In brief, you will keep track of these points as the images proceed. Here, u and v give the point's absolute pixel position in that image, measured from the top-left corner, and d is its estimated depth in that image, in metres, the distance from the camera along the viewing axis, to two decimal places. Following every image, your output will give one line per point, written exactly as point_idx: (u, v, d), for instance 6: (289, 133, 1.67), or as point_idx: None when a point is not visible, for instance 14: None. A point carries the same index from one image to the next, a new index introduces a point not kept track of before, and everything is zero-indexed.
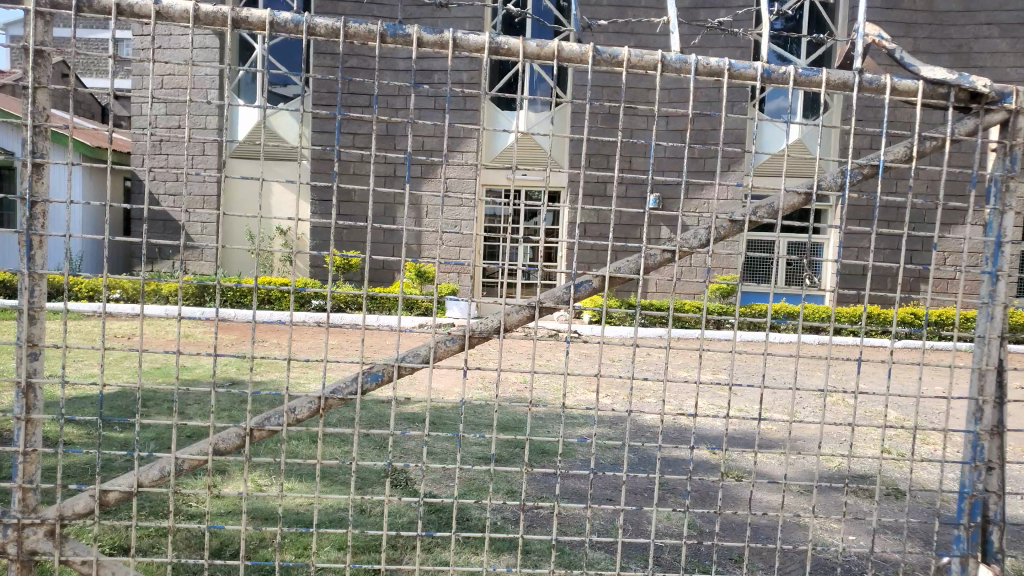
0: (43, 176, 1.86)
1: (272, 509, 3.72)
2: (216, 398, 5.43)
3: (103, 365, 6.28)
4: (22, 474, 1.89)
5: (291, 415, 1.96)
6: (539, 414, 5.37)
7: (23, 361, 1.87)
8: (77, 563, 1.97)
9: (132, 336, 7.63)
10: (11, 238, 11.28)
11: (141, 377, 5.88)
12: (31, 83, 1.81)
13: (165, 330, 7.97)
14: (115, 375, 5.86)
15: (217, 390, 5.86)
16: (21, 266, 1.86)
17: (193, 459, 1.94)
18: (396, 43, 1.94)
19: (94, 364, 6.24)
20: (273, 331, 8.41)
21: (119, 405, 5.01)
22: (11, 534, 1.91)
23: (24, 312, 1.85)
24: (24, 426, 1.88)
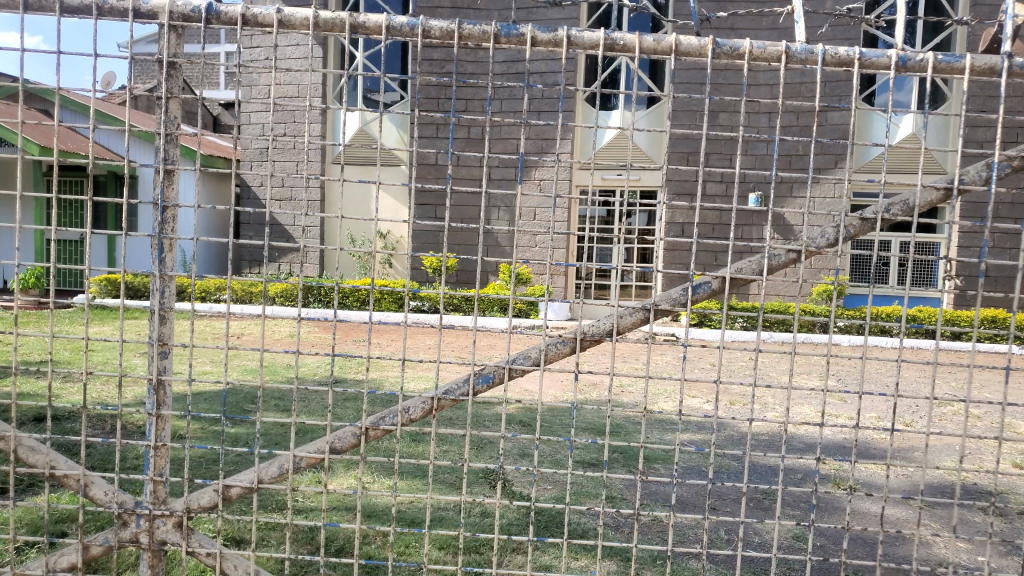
0: (174, 182, 1.94)
1: (375, 508, 3.81)
2: (320, 396, 5.61)
3: (216, 363, 6.59)
4: (153, 467, 1.97)
5: (404, 415, 1.97)
6: (638, 419, 5.28)
7: (154, 360, 1.95)
8: (203, 555, 2.03)
9: (243, 335, 8.00)
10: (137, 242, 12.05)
11: (251, 374, 6.15)
12: (164, 93, 1.90)
13: (273, 329, 8.31)
14: (230, 373, 6.15)
15: (321, 388, 6.06)
16: (153, 269, 1.94)
17: (311, 457, 1.97)
18: (510, 44, 1.92)
19: (208, 362, 6.56)
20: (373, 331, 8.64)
21: (234, 402, 5.26)
22: (144, 525, 1.99)
23: (155, 312, 1.93)
24: (155, 421, 1.97)
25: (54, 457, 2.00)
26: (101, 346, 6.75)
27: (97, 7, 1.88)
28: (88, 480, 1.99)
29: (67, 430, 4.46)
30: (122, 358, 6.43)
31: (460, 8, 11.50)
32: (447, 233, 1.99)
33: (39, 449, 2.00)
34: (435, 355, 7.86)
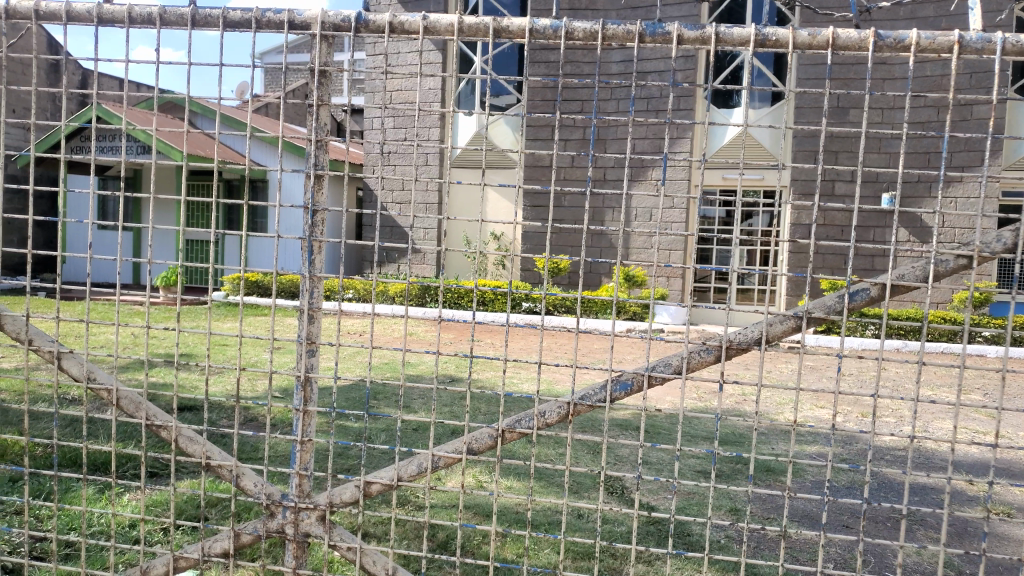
0: (323, 187, 2.02)
1: (493, 507, 3.85)
2: (437, 395, 5.72)
3: (338, 360, 6.85)
4: (298, 461, 2.04)
5: (540, 419, 1.94)
6: (761, 429, 5.10)
7: (303, 357, 2.03)
8: (344, 549, 2.07)
9: (367, 333, 8.30)
10: (264, 244, 12.68)
11: (371, 371, 6.36)
12: (316, 100, 1.98)
13: (393, 328, 8.61)
14: (355, 370, 6.40)
15: (438, 387, 6.20)
16: (303, 270, 2.03)
17: (449, 457, 1.99)
18: (654, 43, 1.88)
19: (332, 359, 6.83)
20: (488, 332, 8.77)
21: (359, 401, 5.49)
22: (289, 516, 2.06)
23: (305, 312, 2.02)
24: (302, 416, 2.04)
25: (211, 448, 2.10)
26: (235, 341, 7.17)
27: (257, 20, 1.98)
28: (240, 471, 2.07)
29: (211, 421, 4.76)
30: (257, 353, 6.81)
31: (577, 9, 11.78)
32: (560, 241, 1.95)
33: (196, 439, 2.10)
34: (548, 356, 7.88)
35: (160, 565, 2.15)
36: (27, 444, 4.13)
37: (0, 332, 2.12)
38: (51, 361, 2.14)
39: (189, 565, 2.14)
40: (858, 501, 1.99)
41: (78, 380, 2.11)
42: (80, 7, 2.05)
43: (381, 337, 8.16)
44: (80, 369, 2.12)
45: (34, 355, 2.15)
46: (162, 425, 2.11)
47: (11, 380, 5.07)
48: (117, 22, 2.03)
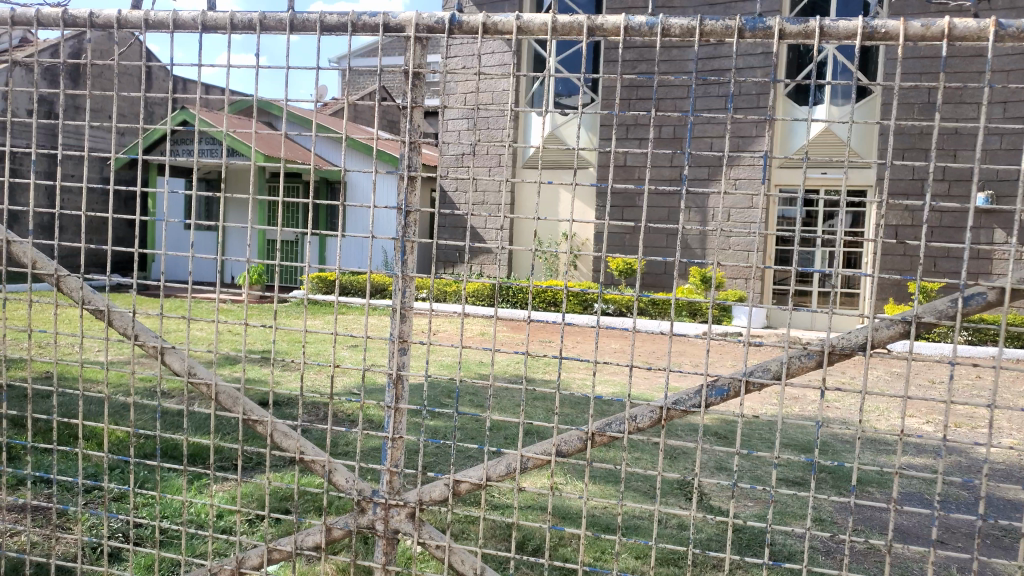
0: (416, 188, 2.05)
1: (569, 509, 3.84)
2: (509, 394, 5.76)
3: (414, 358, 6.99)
4: (390, 458, 2.06)
5: (632, 422, 1.91)
6: (845, 437, 4.96)
7: (395, 355, 2.05)
8: (433, 547, 2.07)
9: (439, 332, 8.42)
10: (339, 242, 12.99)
11: (444, 369, 6.46)
12: (409, 103, 2.00)
13: (465, 327, 8.74)
14: (429, 368, 6.51)
15: (510, 386, 6.25)
16: (396, 270, 2.05)
17: (539, 458, 1.98)
18: (755, 38, 1.82)
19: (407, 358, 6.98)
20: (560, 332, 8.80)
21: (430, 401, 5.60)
22: (380, 513, 2.08)
23: (397, 311, 2.05)
24: (393, 413, 2.07)
25: (304, 443, 2.14)
26: (312, 338, 7.37)
27: (352, 24, 2.01)
28: (333, 466, 2.11)
29: (292, 415, 4.91)
30: (336, 350, 7.00)
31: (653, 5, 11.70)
32: (633, 243, 1.90)
33: (291, 434, 2.16)
34: (619, 358, 7.84)
35: (255, 556, 2.20)
36: (124, 433, 4.34)
37: (109, 327, 2.21)
38: (155, 356, 2.22)
39: (284, 557, 2.18)
40: (975, 517, 1.82)
41: (180, 374, 2.19)
42: (186, 15, 2.12)
43: (453, 335, 8.28)
44: (181, 364, 2.20)
45: (140, 349, 2.24)
46: (258, 420, 2.15)
47: (109, 372, 5.35)
48: (219, 28, 2.10)
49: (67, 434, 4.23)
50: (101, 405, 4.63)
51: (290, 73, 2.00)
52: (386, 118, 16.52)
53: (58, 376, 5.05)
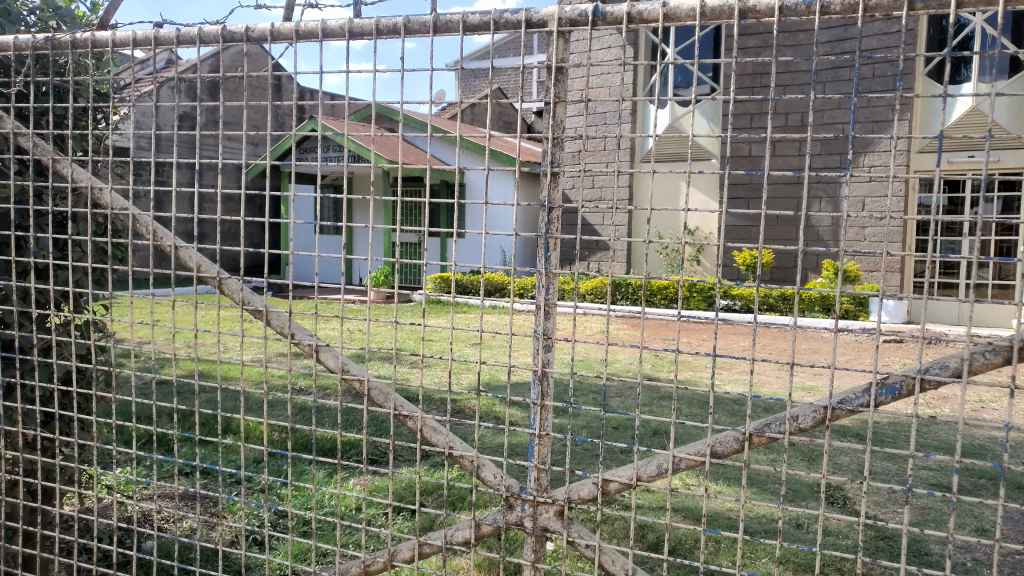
0: (558, 184, 2.03)
1: (702, 511, 3.74)
2: (639, 393, 6.08)
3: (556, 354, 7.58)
4: (537, 455, 2.06)
5: (793, 423, 1.82)
6: (1006, 442, 4.92)
7: (540, 353, 2.04)
8: (583, 546, 2.05)
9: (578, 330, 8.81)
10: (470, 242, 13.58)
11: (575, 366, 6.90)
12: (552, 99, 1.98)
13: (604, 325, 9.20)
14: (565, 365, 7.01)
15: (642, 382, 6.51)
16: (539, 267, 2.04)
17: (692, 459, 1.91)
18: (926, 9, 1.69)
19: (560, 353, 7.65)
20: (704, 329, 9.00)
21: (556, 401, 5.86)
22: (528, 510, 2.08)
23: (541, 308, 2.04)
24: (540, 410, 2.06)
25: (453, 438, 2.18)
26: (437, 335, 7.65)
27: (495, 22, 2.03)
28: (481, 462, 2.12)
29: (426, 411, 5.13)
30: (459, 349, 7.26)
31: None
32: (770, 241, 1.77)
33: (440, 429, 2.20)
34: (768, 353, 8.28)
35: (406, 550, 2.24)
36: (269, 426, 4.60)
37: (268, 327, 2.33)
38: (311, 354, 2.32)
39: (433, 551, 2.21)
40: None
41: (335, 371, 2.28)
42: (334, 23, 2.20)
43: (583, 333, 8.61)
44: (336, 361, 2.29)
45: (296, 348, 2.35)
46: (409, 415, 2.22)
47: (255, 369, 5.72)
48: (365, 35, 2.17)
49: (219, 427, 4.52)
50: (247, 400, 4.93)
51: (429, 71, 2.03)
52: (500, 120, 16.75)
53: (209, 372, 5.43)
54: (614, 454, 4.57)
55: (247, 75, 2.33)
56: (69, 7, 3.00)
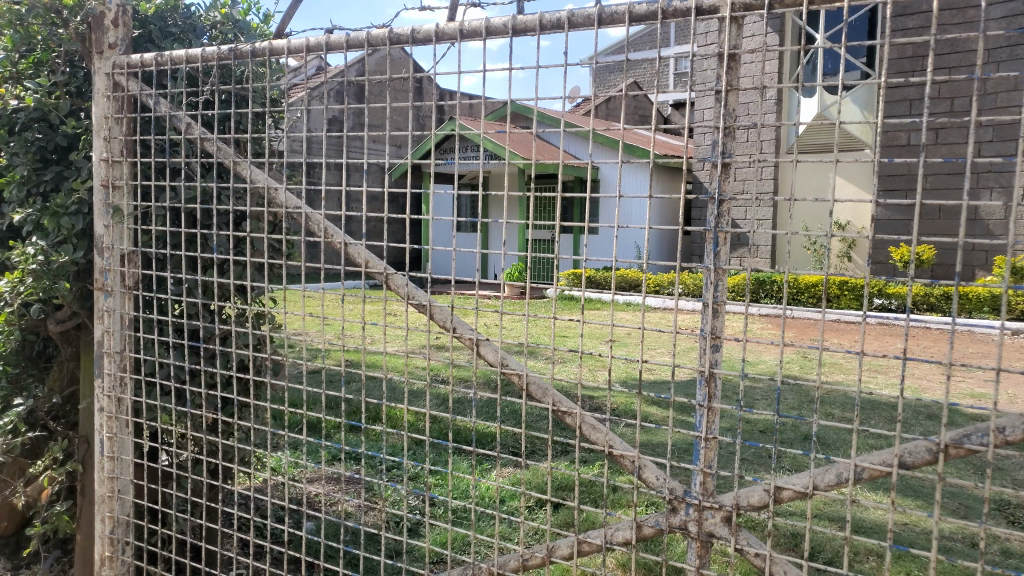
0: (730, 175, 1.95)
1: (864, 523, 3.59)
2: (787, 394, 6.24)
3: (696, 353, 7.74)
4: (703, 459, 1.98)
5: (998, 435, 1.64)
6: None
7: (707, 352, 1.97)
8: (752, 555, 1.96)
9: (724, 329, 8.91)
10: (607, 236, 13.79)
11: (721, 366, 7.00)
12: (724, 86, 1.91)
13: (753, 325, 9.19)
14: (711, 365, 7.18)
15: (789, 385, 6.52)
16: (707, 263, 1.97)
17: (876, 470, 1.78)
18: None
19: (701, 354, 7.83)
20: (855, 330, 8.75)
21: (686, 410, 6.03)
22: (693, 514, 2.02)
23: (709, 306, 1.96)
24: (706, 413, 1.98)
25: (613, 437, 2.14)
26: (572, 330, 7.78)
27: (663, 11, 2.00)
28: (643, 463, 2.08)
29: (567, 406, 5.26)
30: (591, 345, 7.33)
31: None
32: (965, 239, 1.62)
33: (600, 428, 2.17)
34: (935, 354, 7.82)
35: (564, 546, 2.23)
36: (414, 416, 4.78)
37: (431, 321, 2.40)
38: (471, 348, 2.36)
39: (593, 550, 2.19)
40: None
41: (494, 365, 2.31)
42: (497, 21, 2.23)
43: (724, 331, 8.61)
44: (495, 356, 2.32)
45: (458, 342, 2.39)
46: (568, 412, 2.20)
47: (399, 360, 6.00)
48: (529, 31, 2.18)
49: (367, 415, 4.73)
50: (395, 390, 5.17)
51: (591, 64, 2.01)
52: (634, 114, 16.69)
53: (357, 363, 5.73)
54: (761, 457, 4.71)
55: (405, 77, 2.39)
56: (243, 17, 3.19)
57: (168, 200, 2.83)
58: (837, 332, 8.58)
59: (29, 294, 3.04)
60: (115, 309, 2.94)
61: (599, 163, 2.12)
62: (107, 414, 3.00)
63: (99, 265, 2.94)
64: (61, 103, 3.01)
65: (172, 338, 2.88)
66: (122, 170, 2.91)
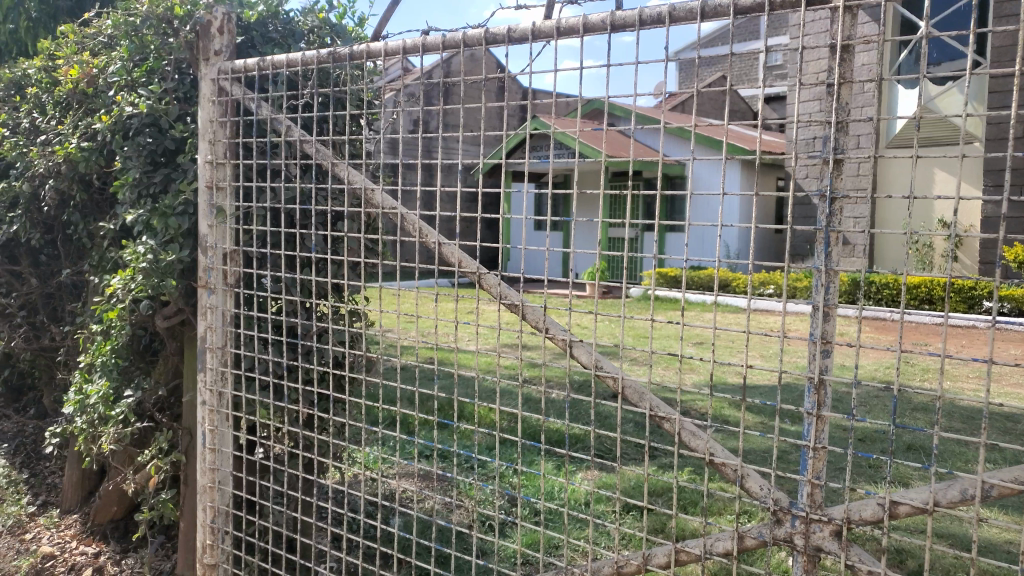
0: (842, 171, 1.85)
1: (976, 542, 3.39)
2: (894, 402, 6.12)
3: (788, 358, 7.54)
4: (811, 469, 1.89)
5: None
6: None
7: (816, 358, 1.88)
8: (864, 573, 1.86)
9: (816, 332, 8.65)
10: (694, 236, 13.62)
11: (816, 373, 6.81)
12: (836, 78, 1.81)
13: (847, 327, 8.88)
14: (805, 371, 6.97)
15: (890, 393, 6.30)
16: (818, 264, 1.88)
17: (1007, 488, 1.65)
18: None
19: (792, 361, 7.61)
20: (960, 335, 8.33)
21: (778, 415, 5.89)
22: (800, 527, 1.93)
23: (819, 310, 1.87)
24: (815, 421, 1.89)
25: (714, 445, 2.08)
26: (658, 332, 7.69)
27: (771, 2, 1.92)
28: (745, 472, 2.01)
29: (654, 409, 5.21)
30: (678, 346, 7.25)
31: None
32: None
33: (699, 434, 2.11)
34: None
35: (661, 555, 2.18)
36: (498, 415, 4.79)
37: (523, 321, 2.38)
38: (564, 350, 2.32)
39: (691, 559, 2.13)
40: None
41: (589, 367, 2.27)
42: (595, 18, 2.19)
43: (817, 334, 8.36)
44: (589, 358, 2.28)
45: (550, 343, 2.36)
46: (665, 417, 2.14)
47: (485, 359, 6.08)
48: (628, 27, 2.14)
49: (453, 413, 4.78)
50: (480, 389, 5.21)
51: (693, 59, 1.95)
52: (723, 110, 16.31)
53: (443, 361, 5.80)
54: (860, 467, 4.55)
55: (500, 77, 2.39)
56: (341, 21, 3.26)
57: (268, 201, 2.92)
58: (940, 337, 8.23)
59: (140, 290, 3.20)
60: (217, 306, 3.05)
61: (694, 161, 2.06)
62: (209, 407, 3.11)
63: (203, 263, 3.06)
64: (171, 108, 3.16)
65: (271, 335, 2.96)
66: (225, 172, 3.02)
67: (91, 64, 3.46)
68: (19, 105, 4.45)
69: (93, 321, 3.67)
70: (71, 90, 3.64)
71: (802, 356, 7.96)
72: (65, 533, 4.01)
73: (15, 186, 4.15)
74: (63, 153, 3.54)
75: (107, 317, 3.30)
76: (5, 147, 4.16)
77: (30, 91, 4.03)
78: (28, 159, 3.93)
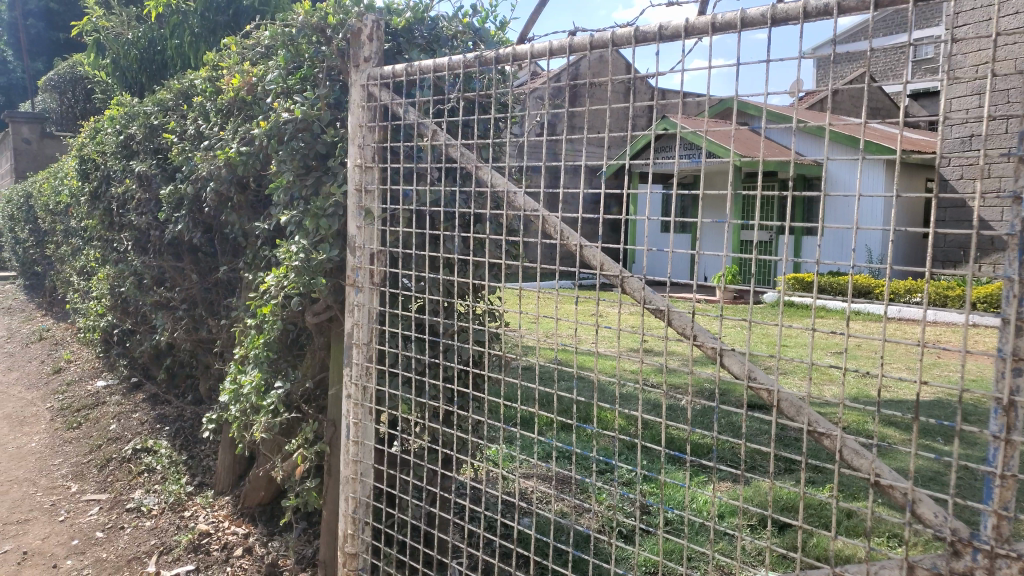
0: None
1: None
2: None
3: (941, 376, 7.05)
4: (997, 500, 1.72)
5: None
6: None
7: (1005, 377, 1.70)
8: None
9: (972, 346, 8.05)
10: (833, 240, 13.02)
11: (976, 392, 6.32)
12: None
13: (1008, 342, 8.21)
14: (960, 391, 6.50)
15: None
16: (1010, 273, 1.71)
17: None
18: None
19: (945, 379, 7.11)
20: None
21: (928, 433, 5.52)
22: (983, 561, 1.77)
23: (1010, 323, 1.70)
24: (1002, 446, 1.71)
25: (880, 465, 1.94)
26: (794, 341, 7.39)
27: None
28: (917, 497, 1.86)
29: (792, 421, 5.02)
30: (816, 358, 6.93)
31: None
32: None
33: (864, 453, 1.97)
34: None
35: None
36: (626, 420, 4.73)
37: (670, 327, 2.30)
38: (714, 358, 2.24)
39: None
40: None
41: (741, 378, 2.17)
42: (755, 12, 2.10)
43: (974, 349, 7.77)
44: (741, 368, 2.18)
45: (698, 351, 2.28)
46: (825, 433, 2.03)
47: (612, 362, 6.04)
48: (792, 20, 2.03)
49: (579, 415, 4.78)
50: (606, 393, 5.18)
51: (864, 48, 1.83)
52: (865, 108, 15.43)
53: (568, 363, 5.81)
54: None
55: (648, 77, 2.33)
56: (484, 25, 3.31)
57: (414, 203, 2.99)
58: None
59: (292, 288, 3.38)
60: (364, 303, 3.15)
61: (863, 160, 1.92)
62: (354, 401, 3.22)
63: (352, 263, 3.18)
64: (323, 113, 3.29)
65: (413, 332, 3.03)
66: (373, 175, 3.11)
67: (251, 73, 3.69)
68: (186, 114, 4.81)
69: (247, 315, 3.91)
70: (234, 98, 3.90)
71: (954, 369, 7.43)
72: (218, 513, 4.31)
73: (181, 189, 4.48)
74: (225, 157, 3.79)
75: (261, 313, 3.50)
76: (173, 152, 4.50)
77: (196, 101, 4.35)
78: (193, 163, 4.24)
